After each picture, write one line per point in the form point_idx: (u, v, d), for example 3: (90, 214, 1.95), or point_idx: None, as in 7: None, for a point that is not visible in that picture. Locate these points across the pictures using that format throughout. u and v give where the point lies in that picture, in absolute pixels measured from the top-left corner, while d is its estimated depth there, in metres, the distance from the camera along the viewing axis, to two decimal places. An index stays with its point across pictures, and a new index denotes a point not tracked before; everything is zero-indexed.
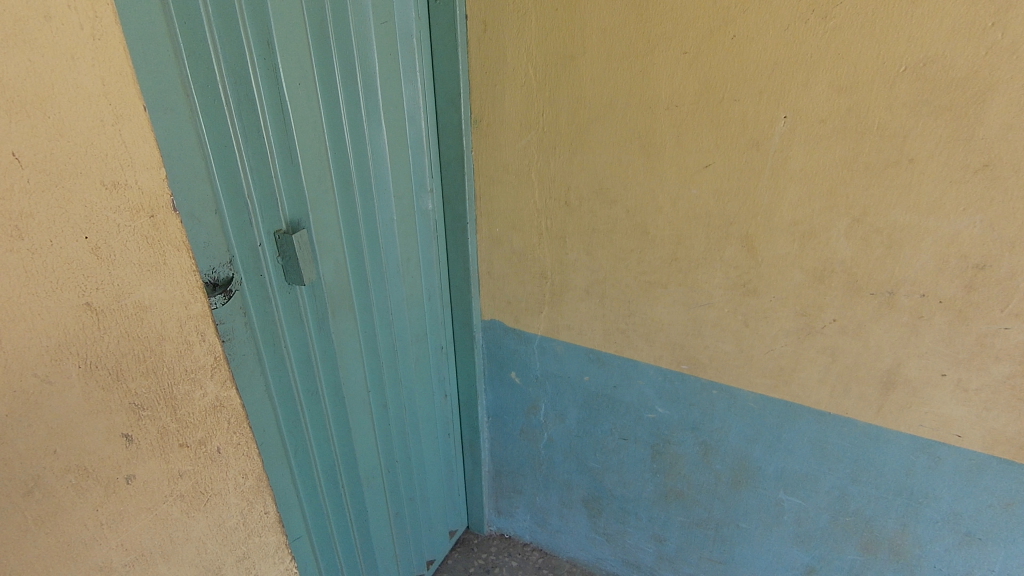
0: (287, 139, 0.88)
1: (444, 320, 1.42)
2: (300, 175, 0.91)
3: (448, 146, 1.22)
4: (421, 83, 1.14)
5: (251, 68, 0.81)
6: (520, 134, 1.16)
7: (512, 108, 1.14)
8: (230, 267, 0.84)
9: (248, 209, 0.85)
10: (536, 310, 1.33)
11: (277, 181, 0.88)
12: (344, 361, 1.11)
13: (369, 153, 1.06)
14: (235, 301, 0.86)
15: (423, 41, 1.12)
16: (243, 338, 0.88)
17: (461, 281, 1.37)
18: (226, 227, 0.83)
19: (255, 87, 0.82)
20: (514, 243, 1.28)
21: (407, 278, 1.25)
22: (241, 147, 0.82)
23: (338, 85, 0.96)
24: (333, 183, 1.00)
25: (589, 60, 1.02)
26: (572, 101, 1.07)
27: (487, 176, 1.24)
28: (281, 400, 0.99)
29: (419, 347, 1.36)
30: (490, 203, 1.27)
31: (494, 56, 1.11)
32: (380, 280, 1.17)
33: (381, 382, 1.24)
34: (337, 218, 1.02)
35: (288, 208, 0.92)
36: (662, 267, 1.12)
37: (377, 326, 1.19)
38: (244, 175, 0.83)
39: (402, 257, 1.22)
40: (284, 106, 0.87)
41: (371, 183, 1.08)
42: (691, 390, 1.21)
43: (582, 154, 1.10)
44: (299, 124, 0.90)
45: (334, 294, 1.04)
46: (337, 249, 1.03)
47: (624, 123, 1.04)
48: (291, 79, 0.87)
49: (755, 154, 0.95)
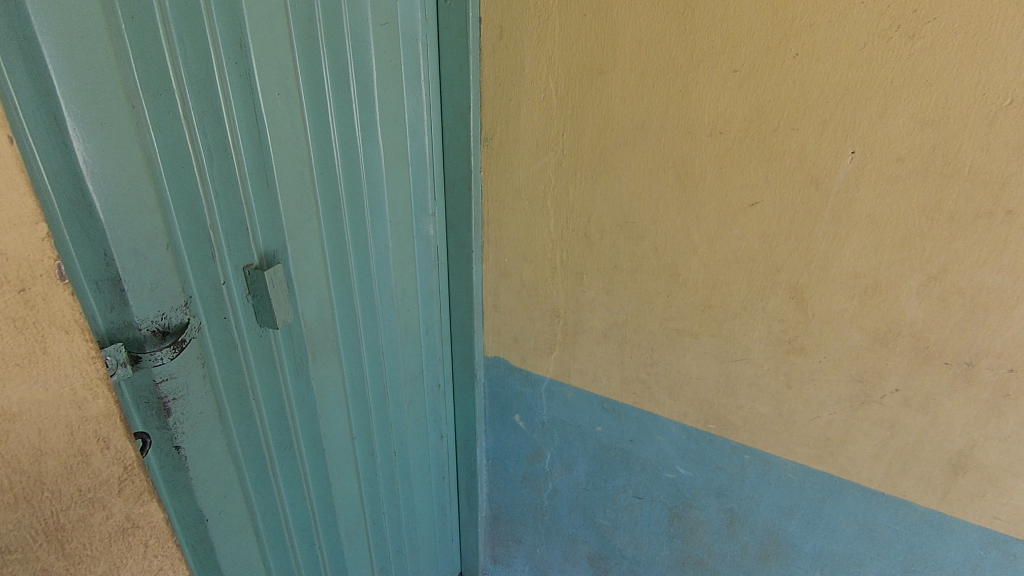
0: (262, 158, 0.74)
1: (442, 355, 1.28)
2: (276, 200, 0.78)
3: (454, 165, 1.09)
4: (426, 94, 1.01)
5: (218, 74, 0.67)
6: (535, 156, 1.02)
7: (528, 126, 1.00)
8: (186, 311, 0.70)
9: (211, 240, 0.71)
10: (545, 350, 1.19)
11: (249, 207, 0.75)
12: (324, 409, 0.97)
13: (362, 174, 0.92)
14: (191, 351, 0.71)
15: (430, 48, 0.98)
16: (200, 394, 0.74)
17: (463, 314, 1.24)
18: (182, 263, 0.68)
19: (222, 97, 0.68)
20: (524, 275, 1.14)
21: (402, 311, 1.11)
22: (203, 168, 0.68)
23: (328, 95, 0.83)
24: (318, 208, 0.86)
25: (620, 76, 0.88)
26: (599, 122, 0.93)
27: (496, 200, 1.10)
28: (249, 458, 0.85)
29: (413, 386, 1.22)
30: (499, 230, 1.13)
31: (510, 67, 0.97)
32: (370, 315, 1.03)
33: (369, 428, 1.11)
34: (321, 248, 0.88)
35: (262, 238, 0.78)
36: (692, 314, 0.98)
37: (365, 367, 1.05)
38: (207, 201, 0.69)
39: (397, 288, 1.08)
40: (259, 119, 0.73)
41: (365, 206, 0.94)
42: (719, 453, 1.07)
43: (606, 182, 0.96)
44: (278, 140, 0.76)
45: (314, 335, 0.91)
46: (320, 284, 0.90)
47: (658, 150, 0.89)
48: (269, 88, 0.73)
49: (813, 194, 0.80)
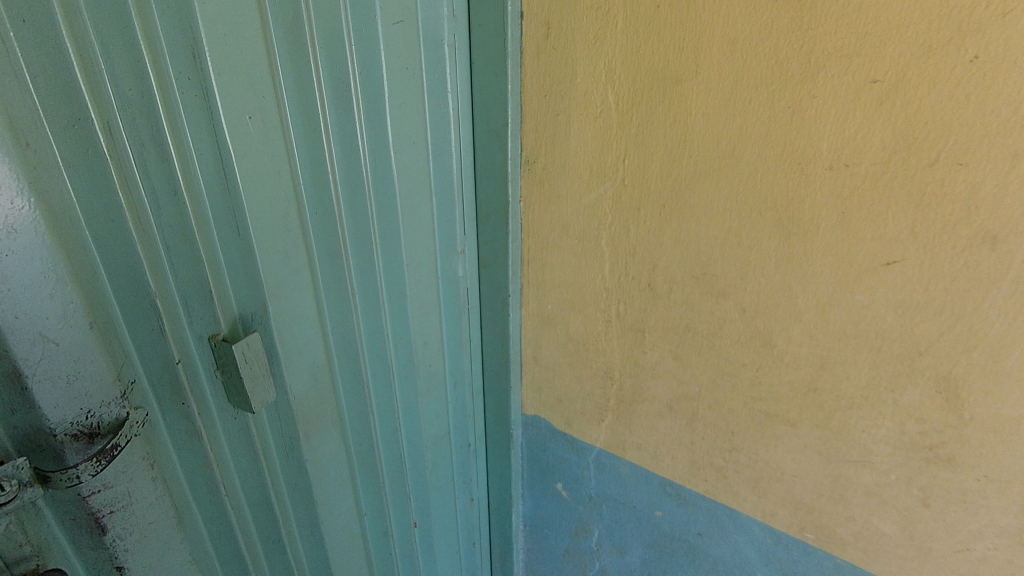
0: (232, 200, 0.57)
1: (474, 411, 1.10)
2: (252, 253, 0.61)
3: (488, 193, 0.89)
4: (454, 109, 0.82)
5: (160, 96, 0.50)
6: (588, 186, 0.81)
7: (580, 149, 0.79)
8: (124, 404, 0.54)
9: (159, 311, 0.54)
10: (595, 417, 0.98)
11: (216, 264, 0.58)
12: (322, 493, 0.80)
13: (371, 212, 0.74)
14: (132, 451, 0.55)
15: (458, 50, 0.79)
16: (149, 500, 0.58)
17: (498, 365, 1.05)
18: (117, 344, 0.52)
19: (167, 126, 0.51)
20: (571, 327, 0.94)
21: (424, 367, 0.94)
22: (143, 219, 0.51)
23: (324, 115, 0.65)
24: (311, 257, 0.68)
25: (704, 88, 0.66)
26: (672, 147, 0.71)
27: (539, 236, 0.90)
28: (226, 561, 0.70)
29: (437, 449, 1.04)
30: (542, 272, 0.93)
31: (559, 75, 0.77)
32: (384, 377, 0.85)
33: (383, 505, 0.94)
34: (315, 305, 0.71)
35: (234, 301, 0.61)
36: (790, 396, 0.75)
37: (379, 436, 0.88)
38: (152, 261, 0.53)
39: (416, 342, 0.90)
40: (225, 152, 0.55)
41: (376, 250, 0.77)
42: (816, 568, 0.83)
43: (680, 223, 0.75)
44: (253, 177, 0.59)
45: (308, 409, 0.74)
46: (315, 349, 0.72)
47: (751, 186, 0.67)
48: (237, 109, 0.55)
49: (985, 257, 0.56)
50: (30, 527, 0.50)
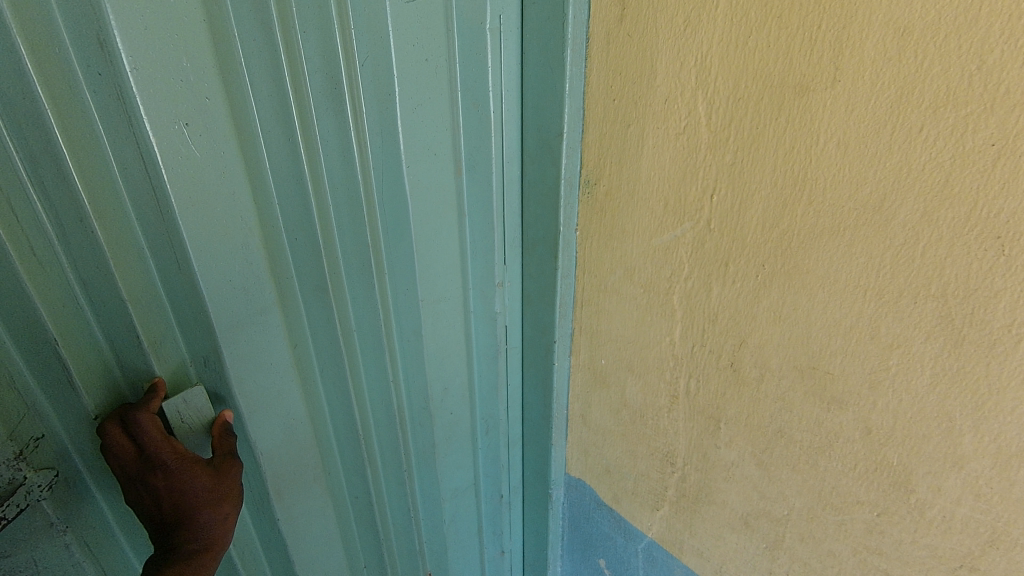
0: (167, 231, 0.45)
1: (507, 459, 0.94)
2: (198, 294, 0.48)
3: (535, 217, 0.71)
4: (496, 109, 0.65)
5: (50, 102, 0.38)
6: (661, 222, 0.60)
7: (654, 173, 0.59)
8: (20, 465, 0.44)
9: (64, 360, 0.44)
10: (647, 502, 0.78)
11: (154, 301, 0.47)
12: (306, 557, 0.69)
13: (375, 240, 0.60)
14: (35, 517, 0.46)
15: (502, 37, 0.62)
16: (65, 567, 0.49)
17: (539, 416, 0.88)
18: (12, 396, 0.43)
19: (63, 140, 0.39)
20: (627, 391, 0.74)
21: (444, 413, 0.80)
22: (41, 254, 0.41)
23: (309, 120, 0.51)
24: (290, 292, 0.56)
25: (845, 104, 0.43)
26: (783, 186, 0.49)
27: (596, 276, 0.71)
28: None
29: (459, 500, 0.90)
30: (596, 319, 0.74)
31: (633, 71, 0.57)
32: (391, 429, 0.72)
33: (387, 565, 0.81)
34: (294, 347, 0.58)
35: (181, 343, 0.50)
36: (927, 565, 0.51)
37: (383, 490, 0.76)
38: (59, 301, 0.43)
39: (435, 385, 0.76)
40: (153, 172, 0.43)
41: (383, 283, 0.63)
42: None
43: (784, 293, 0.52)
44: (199, 201, 0.46)
45: (283, 467, 0.62)
46: (294, 396, 0.60)
47: (905, 260, 0.43)
48: (167, 117, 0.42)
49: None
50: None
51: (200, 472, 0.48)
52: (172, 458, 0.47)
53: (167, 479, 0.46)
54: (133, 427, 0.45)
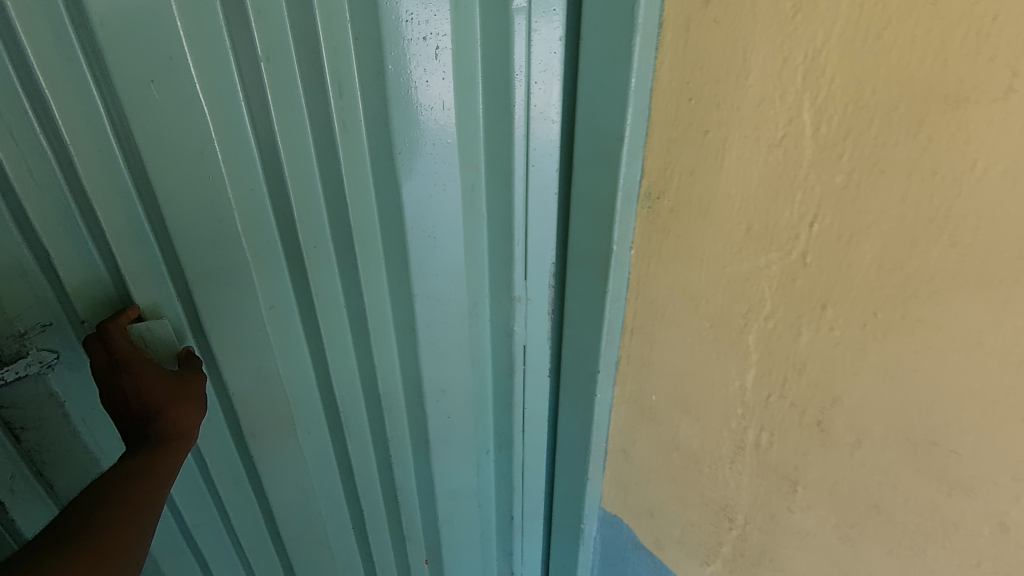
0: (145, 180, 0.47)
1: (531, 478, 0.89)
2: (177, 253, 0.50)
3: (581, 232, 0.62)
4: (524, 100, 0.57)
5: (29, 42, 0.39)
6: (740, 250, 0.50)
7: (735, 192, 0.49)
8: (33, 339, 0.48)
9: (61, 277, 0.48)
10: (695, 553, 0.69)
11: (138, 240, 0.49)
12: (286, 510, 0.73)
13: (362, 222, 0.58)
14: (43, 387, 0.50)
15: (534, 18, 0.54)
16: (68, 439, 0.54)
17: (574, 447, 0.79)
18: (25, 289, 0.47)
19: (43, 78, 0.41)
20: (680, 433, 0.64)
21: (439, 415, 0.76)
22: (38, 176, 0.44)
23: (292, 95, 0.50)
24: (269, 262, 0.56)
25: (1019, 123, 0.33)
26: (918, 219, 0.39)
27: (650, 302, 0.61)
28: (170, 556, 0.67)
29: (458, 503, 0.87)
30: (648, 351, 0.64)
31: (717, 67, 0.46)
32: (378, 411, 0.73)
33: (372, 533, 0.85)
34: (269, 309, 0.58)
35: (168, 283, 0.52)
36: None
37: (371, 461, 0.78)
38: (66, 238, 0.47)
39: (430, 384, 0.72)
40: (129, 132, 0.45)
41: (375, 266, 0.62)
42: None
43: (901, 348, 0.42)
44: (171, 165, 0.47)
45: (265, 435, 0.65)
46: (276, 369, 0.61)
47: None
48: (134, 70, 0.42)
49: None
50: None
51: (163, 377, 0.50)
52: (138, 360, 0.49)
53: (133, 379, 0.49)
54: (104, 335, 0.48)
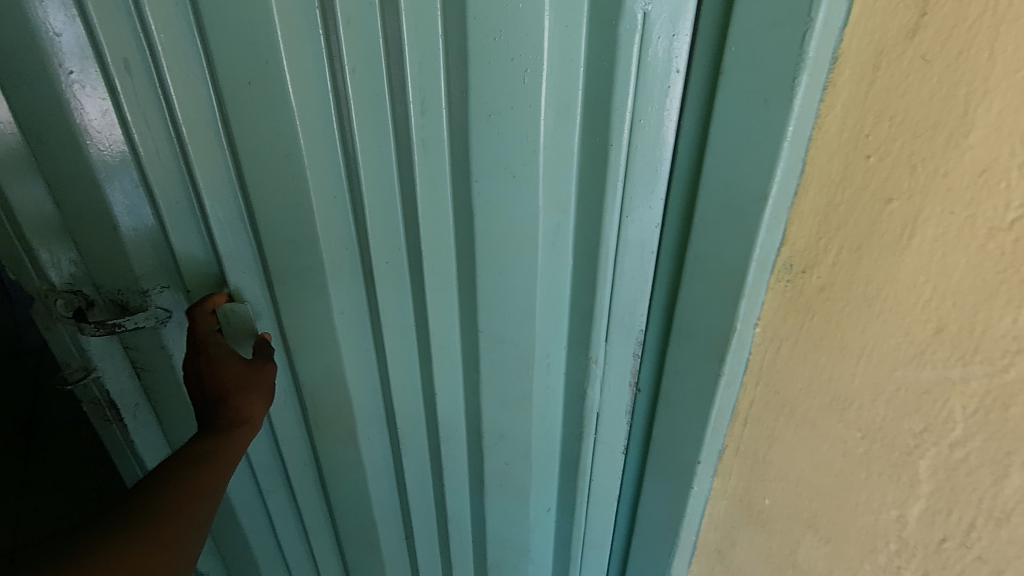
0: (241, 175, 0.48)
1: (598, 552, 0.79)
2: (263, 246, 0.51)
3: (697, 301, 0.51)
4: (627, 144, 0.48)
5: (161, 38, 0.42)
6: (923, 356, 0.38)
7: (926, 283, 0.37)
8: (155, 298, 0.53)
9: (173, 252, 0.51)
10: None
11: (240, 227, 0.51)
12: (345, 511, 0.73)
13: (437, 247, 0.54)
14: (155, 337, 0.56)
15: (650, 45, 0.43)
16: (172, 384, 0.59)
17: (656, 535, 0.67)
18: (149, 257, 0.51)
19: (169, 70, 0.43)
20: (800, 549, 0.53)
21: (499, 460, 0.69)
22: (165, 159, 0.47)
23: (380, 111, 0.47)
24: (348, 271, 0.55)
25: None
26: None
27: (776, 394, 0.50)
28: (246, 516, 0.72)
29: (511, 559, 0.79)
30: (767, 449, 0.53)
31: (919, 122, 0.35)
32: (435, 440, 0.68)
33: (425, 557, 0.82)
34: (342, 314, 0.56)
35: (256, 271, 0.54)
36: None
37: (428, 487, 0.74)
38: (182, 219, 0.50)
39: (491, 426, 0.66)
40: (230, 128, 0.46)
41: (449, 295, 0.57)
42: None
43: None
44: (263, 169, 0.47)
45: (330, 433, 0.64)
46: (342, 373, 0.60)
47: None
48: (238, 70, 0.43)
49: None
50: (92, 355, 0.55)
51: (233, 363, 0.51)
52: (216, 346, 0.51)
53: (209, 363, 0.50)
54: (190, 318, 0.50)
